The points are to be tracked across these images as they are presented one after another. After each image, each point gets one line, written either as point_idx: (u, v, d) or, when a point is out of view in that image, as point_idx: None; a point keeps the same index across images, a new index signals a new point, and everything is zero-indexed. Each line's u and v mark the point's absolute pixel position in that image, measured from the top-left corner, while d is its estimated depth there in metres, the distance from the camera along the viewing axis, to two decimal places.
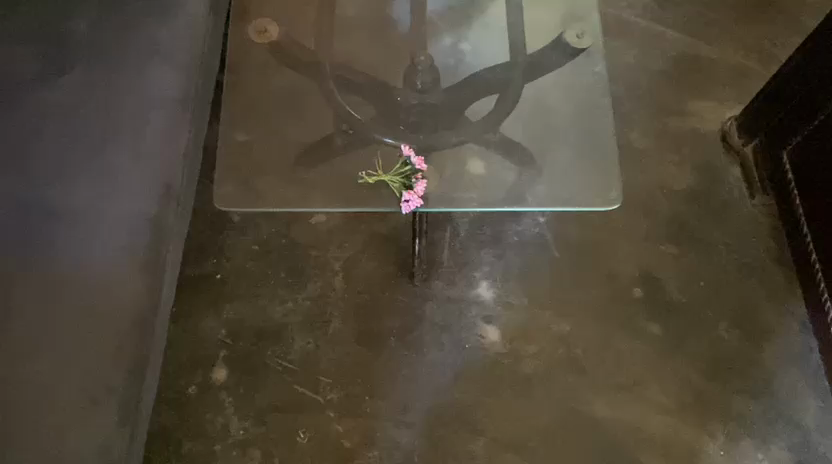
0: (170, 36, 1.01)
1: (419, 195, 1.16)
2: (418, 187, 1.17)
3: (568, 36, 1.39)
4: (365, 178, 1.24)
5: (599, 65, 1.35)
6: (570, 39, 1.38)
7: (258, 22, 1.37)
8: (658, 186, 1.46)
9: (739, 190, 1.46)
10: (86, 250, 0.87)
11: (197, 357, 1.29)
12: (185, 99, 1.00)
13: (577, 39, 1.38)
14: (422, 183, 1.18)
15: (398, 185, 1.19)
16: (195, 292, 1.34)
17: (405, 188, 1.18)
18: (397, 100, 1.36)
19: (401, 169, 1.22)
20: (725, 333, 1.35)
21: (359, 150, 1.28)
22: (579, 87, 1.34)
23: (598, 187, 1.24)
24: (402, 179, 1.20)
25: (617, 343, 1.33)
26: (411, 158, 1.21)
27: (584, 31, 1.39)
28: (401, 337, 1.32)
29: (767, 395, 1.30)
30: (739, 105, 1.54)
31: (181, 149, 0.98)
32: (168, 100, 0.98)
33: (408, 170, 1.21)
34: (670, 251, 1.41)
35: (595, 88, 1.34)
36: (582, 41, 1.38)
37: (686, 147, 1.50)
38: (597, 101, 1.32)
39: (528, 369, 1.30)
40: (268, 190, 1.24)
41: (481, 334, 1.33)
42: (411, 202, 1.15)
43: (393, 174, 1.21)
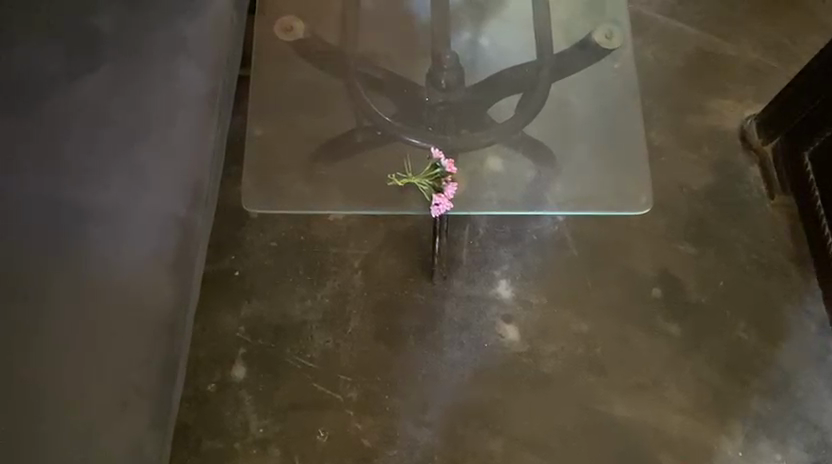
0: (196, 34, 1.00)
1: (448, 200, 1.19)
2: (447, 191, 1.19)
3: (596, 36, 1.38)
4: (394, 180, 1.25)
5: (624, 68, 1.35)
6: (599, 39, 1.38)
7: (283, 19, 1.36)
8: (677, 184, 1.45)
9: (758, 189, 1.45)
10: (115, 252, 0.86)
11: (216, 355, 1.29)
12: (213, 97, 0.99)
13: (605, 39, 1.38)
14: (451, 186, 1.21)
15: (427, 188, 1.21)
16: (214, 288, 1.33)
17: (435, 191, 1.20)
18: (425, 101, 1.34)
19: (431, 171, 1.22)
20: (743, 333, 1.34)
21: (385, 154, 1.28)
22: (605, 91, 1.34)
23: (620, 194, 1.24)
24: (431, 181, 1.21)
25: (636, 343, 1.33)
26: (440, 161, 1.22)
27: (612, 31, 1.38)
28: (420, 336, 1.31)
29: (785, 396, 1.30)
30: (759, 103, 1.52)
31: (210, 147, 0.96)
32: (196, 98, 0.97)
33: (437, 172, 1.22)
34: (689, 250, 1.40)
35: (618, 93, 1.34)
36: (612, 41, 1.38)
37: (705, 146, 1.48)
38: (626, 108, 1.32)
39: (546, 369, 1.30)
40: (287, 192, 1.25)
41: (500, 333, 1.32)
42: (441, 206, 1.18)
43: (423, 175, 1.22)
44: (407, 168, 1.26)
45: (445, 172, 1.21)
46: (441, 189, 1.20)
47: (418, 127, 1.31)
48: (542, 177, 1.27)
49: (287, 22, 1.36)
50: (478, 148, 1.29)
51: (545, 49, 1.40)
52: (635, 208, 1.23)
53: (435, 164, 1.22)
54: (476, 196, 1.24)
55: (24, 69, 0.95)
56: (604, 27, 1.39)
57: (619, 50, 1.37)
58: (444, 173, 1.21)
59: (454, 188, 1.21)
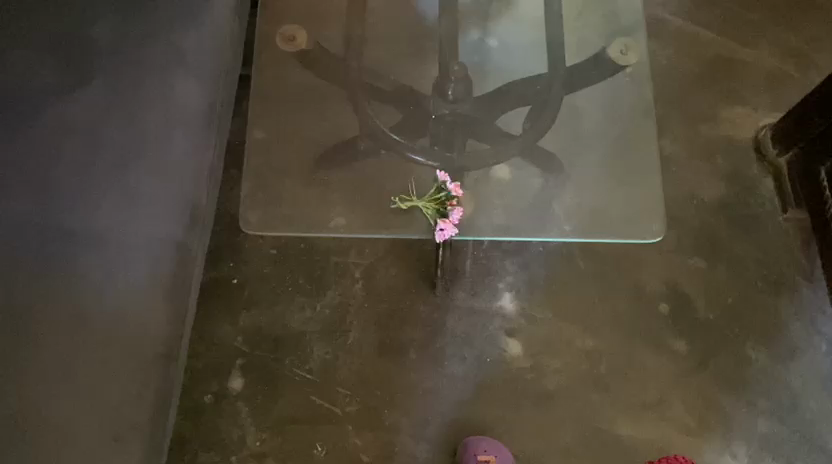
0: (196, 45, 0.96)
1: (454, 224, 1.15)
2: (453, 216, 1.15)
3: (611, 52, 1.36)
4: (398, 203, 1.25)
5: (640, 82, 1.34)
6: (613, 54, 1.36)
7: (288, 31, 1.36)
8: (688, 196, 1.41)
9: (771, 202, 1.41)
10: (111, 277, 0.83)
11: (213, 366, 1.27)
12: (210, 115, 0.96)
13: (621, 55, 1.35)
14: (456, 210, 1.16)
15: (433, 212, 1.17)
16: (213, 296, 1.31)
17: (439, 216, 1.16)
18: (432, 118, 1.31)
19: (436, 194, 1.18)
20: (752, 352, 1.32)
21: (389, 171, 1.29)
22: (617, 109, 1.33)
23: (630, 219, 1.24)
24: (436, 205, 1.17)
25: (642, 360, 1.30)
26: (446, 184, 1.17)
27: (628, 45, 1.36)
28: (421, 349, 1.29)
29: (792, 417, 1.28)
30: (774, 112, 1.48)
31: (204, 168, 0.94)
32: (193, 115, 0.94)
33: (442, 196, 1.17)
34: (698, 265, 1.37)
35: (630, 110, 1.33)
36: (627, 57, 1.35)
37: (718, 156, 1.44)
38: (642, 127, 1.31)
39: (550, 385, 1.28)
40: (292, 218, 1.26)
41: (503, 347, 1.30)
42: (447, 232, 1.14)
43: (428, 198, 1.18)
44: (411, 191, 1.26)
45: (451, 195, 1.16)
46: (446, 214, 1.16)
47: (425, 144, 1.29)
48: (547, 200, 1.27)
49: (292, 32, 1.36)
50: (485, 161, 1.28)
51: (557, 60, 1.36)
52: (646, 237, 1.22)
53: (440, 187, 1.19)
54: (480, 220, 1.23)
55: (14, 81, 0.90)
56: (618, 42, 1.37)
57: (635, 64, 1.34)
58: (450, 196, 1.17)
59: (459, 213, 1.16)
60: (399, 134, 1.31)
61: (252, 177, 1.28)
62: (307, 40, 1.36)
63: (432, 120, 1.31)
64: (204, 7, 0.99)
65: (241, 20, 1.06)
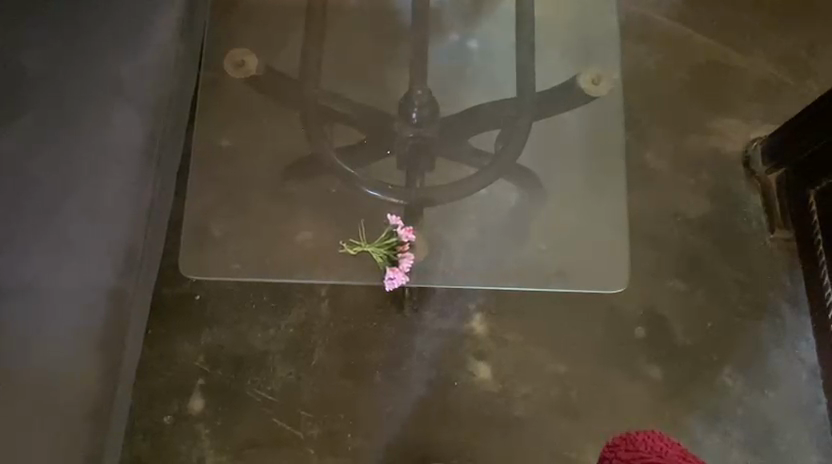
0: (135, 75, 0.91)
1: (404, 271, 1.18)
2: (402, 263, 1.19)
3: (583, 81, 1.33)
4: (346, 247, 1.26)
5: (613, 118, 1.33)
6: (584, 84, 1.33)
7: (240, 53, 1.31)
8: (672, 213, 1.35)
9: (758, 221, 1.35)
10: (38, 332, 0.80)
11: (174, 385, 1.24)
12: (151, 146, 0.90)
13: (592, 85, 1.33)
14: (406, 258, 1.20)
15: (384, 258, 1.20)
16: (173, 313, 1.27)
17: (389, 262, 1.19)
18: (386, 153, 1.30)
19: (387, 239, 1.22)
20: (729, 380, 1.27)
21: (347, 206, 1.28)
22: (591, 146, 1.32)
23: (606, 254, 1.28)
24: (387, 250, 1.20)
25: (614, 386, 1.27)
26: (397, 229, 1.21)
27: (601, 75, 1.33)
28: (387, 372, 1.25)
29: (768, 448, 1.24)
30: (767, 124, 1.41)
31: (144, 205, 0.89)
32: (132, 150, 0.89)
33: (393, 241, 1.21)
34: (678, 287, 1.32)
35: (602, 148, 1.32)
36: (599, 87, 1.34)
37: (705, 172, 1.38)
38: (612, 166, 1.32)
39: (519, 412, 1.24)
40: (253, 268, 1.24)
41: (472, 371, 1.26)
42: (396, 279, 1.17)
43: (379, 244, 1.21)
44: (360, 233, 1.26)
45: (401, 240, 1.20)
46: (396, 261, 1.19)
47: (396, 180, 1.28)
48: (518, 239, 1.28)
49: (243, 57, 1.30)
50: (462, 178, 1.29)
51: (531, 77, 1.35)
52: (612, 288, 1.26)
53: (391, 232, 1.23)
54: (449, 258, 1.25)
55: None
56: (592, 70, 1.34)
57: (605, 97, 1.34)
58: (400, 241, 1.20)
59: (409, 261, 1.20)
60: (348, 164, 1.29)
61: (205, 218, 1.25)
62: (255, 64, 1.31)
63: (385, 158, 1.29)
64: (147, 30, 0.93)
65: (190, 39, 1.00)
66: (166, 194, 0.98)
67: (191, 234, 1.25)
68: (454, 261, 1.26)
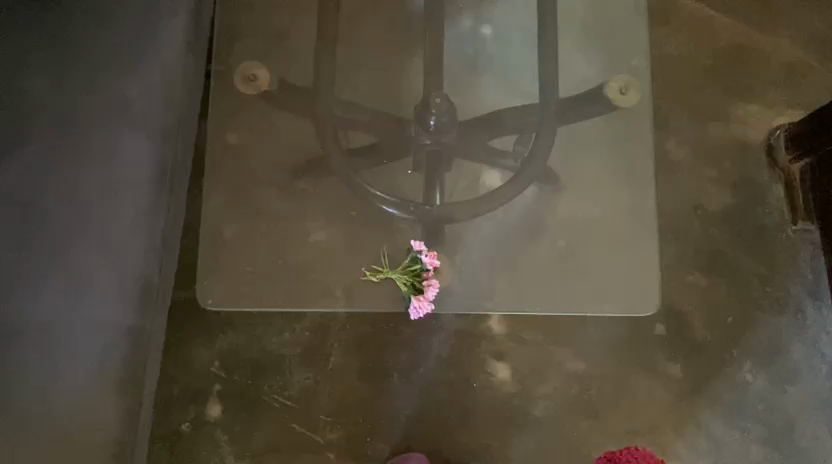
0: (140, 96, 0.88)
1: (429, 300, 1.16)
2: (428, 292, 1.17)
3: (610, 90, 1.27)
4: (368, 273, 1.21)
5: (641, 132, 1.26)
6: (612, 93, 1.27)
7: (249, 67, 1.24)
8: (692, 206, 1.32)
9: (780, 213, 1.32)
10: (53, 374, 0.78)
11: (191, 391, 1.23)
12: (163, 176, 0.89)
13: (620, 95, 1.26)
14: (432, 286, 1.17)
15: (408, 286, 1.17)
16: (188, 318, 1.25)
17: (414, 292, 1.17)
18: (408, 174, 1.23)
19: (410, 266, 1.18)
20: (750, 375, 1.26)
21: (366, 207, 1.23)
22: (616, 159, 1.26)
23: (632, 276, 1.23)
24: (411, 278, 1.17)
25: (633, 384, 1.25)
26: (422, 256, 1.17)
27: (628, 84, 1.26)
28: (405, 374, 1.24)
29: (787, 443, 1.24)
30: (790, 110, 1.36)
31: (157, 238, 0.88)
32: (142, 179, 0.87)
33: (417, 268, 1.17)
34: (698, 282, 1.29)
35: (631, 164, 1.26)
36: (628, 97, 1.26)
37: (727, 161, 1.34)
38: (643, 182, 1.26)
39: (537, 412, 1.24)
40: (262, 287, 1.21)
41: (490, 371, 1.25)
42: (422, 308, 1.16)
43: (402, 270, 1.18)
44: (383, 259, 1.21)
45: (426, 268, 1.17)
46: (421, 289, 1.17)
47: (418, 199, 1.22)
48: (544, 259, 1.23)
49: (253, 70, 1.24)
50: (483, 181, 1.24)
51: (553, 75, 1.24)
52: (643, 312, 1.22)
53: (415, 257, 1.18)
54: (464, 266, 1.21)
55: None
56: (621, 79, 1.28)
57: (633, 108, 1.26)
58: (425, 269, 1.17)
59: (435, 289, 1.17)
60: (366, 170, 1.23)
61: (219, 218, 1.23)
62: (269, 77, 1.24)
63: (407, 177, 1.23)
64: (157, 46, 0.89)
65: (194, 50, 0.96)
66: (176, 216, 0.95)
67: (204, 240, 1.22)
68: (472, 260, 1.22)
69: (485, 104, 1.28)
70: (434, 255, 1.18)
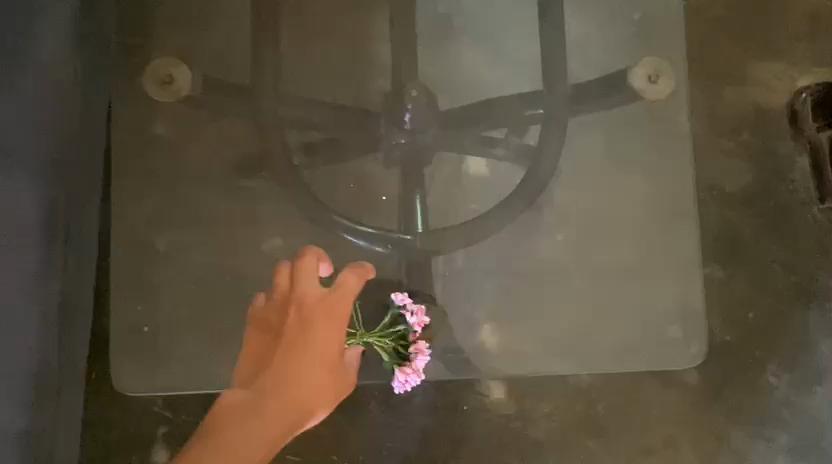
0: (12, 115, 0.65)
1: (419, 370, 0.90)
2: (416, 360, 0.90)
3: (637, 79, 0.98)
4: None
5: (671, 122, 1.01)
6: (639, 82, 0.98)
7: (166, 66, 0.95)
8: (708, 185, 1.15)
9: (806, 190, 1.15)
10: None
11: (130, 437, 1.04)
12: (53, 231, 0.68)
13: (649, 85, 0.99)
14: (422, 352, 0.90)
15: (390, 353, 0.90)
16: (118, 342, 0.98)
17: (398, 360, 0.90)
18: (382, 201, 0.97)
19: (391, 327, 0.91)
20: (774, 378, 1.11)
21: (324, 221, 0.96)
22: (636, 158, 1.01)
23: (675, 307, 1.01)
24: (395, 341, 0.90)
25: (645, 396, 1.10)
26: (406, 313, 0.91)
27: (658, 69, 0.99)
28: (385, 400, 1.07)
29: (815, 452, 1.10)
30: (815, 68, 1.18)
31: (52, 309, 0.69)
32: (28, 236, 0.66)
33: (401, 331, 0.91)
34: (715, 275, 1.13)
35: (657, 154, 1.01)
36: (659, 86, 0.99)
37: (745, 132, 1.16)
38: (672, 187, 1.01)
39: (538, 434, 1.08)
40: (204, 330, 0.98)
41: (483, 391, 1.08)
42: (409, 382, 0.90)
43: (381, 331, 0.90)
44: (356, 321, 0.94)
45: (411, 330, 0.91)
46: (407, 356, 0.90)
47: (394, 227, 0.96)
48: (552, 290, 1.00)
49: (169, 70, 0.94)
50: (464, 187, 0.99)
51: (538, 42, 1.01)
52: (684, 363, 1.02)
53: (396, 316, 0.92)
54: (449, 278, 0.99)
55: None
56: (649, 60, 0.99)
57: (666, 99, 1.00)
58: (411, 331, 0.91)
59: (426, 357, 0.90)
60: (307, 169, 0.96)
61: (147, 232, 0.97)
62: (187, 80, 0.94)
63: (382, 204, 0.97)
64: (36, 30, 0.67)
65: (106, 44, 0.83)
66: (74, 256, 0.73)
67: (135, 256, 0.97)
68: (460, 277, 1.00)
69: (471, 84, 1.00)
70: (422, 312, 0.92)
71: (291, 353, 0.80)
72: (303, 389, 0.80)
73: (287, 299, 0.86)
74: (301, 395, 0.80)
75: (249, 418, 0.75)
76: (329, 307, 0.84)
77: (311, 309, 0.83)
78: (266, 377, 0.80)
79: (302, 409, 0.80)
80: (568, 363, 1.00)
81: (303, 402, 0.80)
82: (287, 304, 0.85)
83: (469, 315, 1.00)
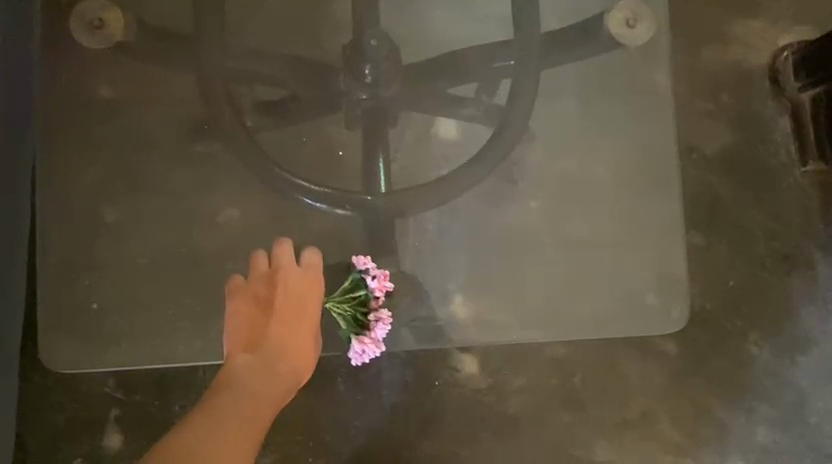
0: None
1: (377, 341, 0.86)
2: (375, 330, 0.86)
3: (613, 23, 0.93)
4: None
5: (648, 74, 0.96)
6: (616, 26, 0.93)
7: (94, 8, 0.88)
8: (686, 148, 1.10)
9: (787, 152, 1.11)
10: None
11: (81, 420, 0.98)
12: None
13: (626, 29, 0.94)
14: (382, 321, 0.86)
15: (347, 321, 0.86)
16: (62, 319, 0.91)
17: (356, 328, 0.86)
18: (338, 156, 0.91)
19: (351, 292, 0.87)
20: (755, 347, 1.08)
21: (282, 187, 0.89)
22: (615, 114, 0.95)
23: (656, 274, 0.96)
24: (353, 307, 0.86)
25: (623, 368, 1.06)
26: (367, 278, 0.87)
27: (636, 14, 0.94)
28: (352, 377, 1.02)
29: (797, 422, 1.07)
30: (796, 25, 1.13)
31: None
32: None
33: (361, 296, 0.86)
34: (695, 242, 1.09)
35: (636, 110, 0.96)
36: (636, 32, 0.94)
37: (725, 92, 1.11)
38: (652, 147, 0.96)
39: (513, 408, 1.04)
40: (155, 305, 0.92)
41: (455, 365, 1.03)
42: (365, 352, 0.86)
43: (338, 296, 0.86)
44: None
45: (371, 296, 0.86)
46: (366, 324, 0.86)
47: (356, 189, 0.91)
48: (527, 256, 0.95)
49: (99, 15, 0.88)
50: (429, 150, 0.92)
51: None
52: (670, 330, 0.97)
53: (356, 280, 0.87)
54: (417, 244, 0.93)
55: None
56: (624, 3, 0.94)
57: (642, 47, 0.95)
58: (371, 297, 0.87)
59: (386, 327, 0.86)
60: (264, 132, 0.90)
61: (94, 200, 0.90)
62: (119, 28, 0.88)
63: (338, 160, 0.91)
64: None
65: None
66: None
67: (79, 228, 0.90)
68: (428, 242, 0.94)
69: (440, 39, 0.93)
70: (385, 278, 0.87)
71: (277, 326, 0.78)
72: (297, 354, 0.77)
73: (269, 277, 0.83)
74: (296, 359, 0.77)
75: (252, 387, 0.71)
76: (310, 284, 0.83)
77: (294, 286, 0.82)
78: (263, 349, 0.76)
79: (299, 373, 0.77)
80: (543, 331, 0.95)
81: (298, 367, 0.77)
82: (271, 282, 0.82)
83: (440, 284, 0.94)
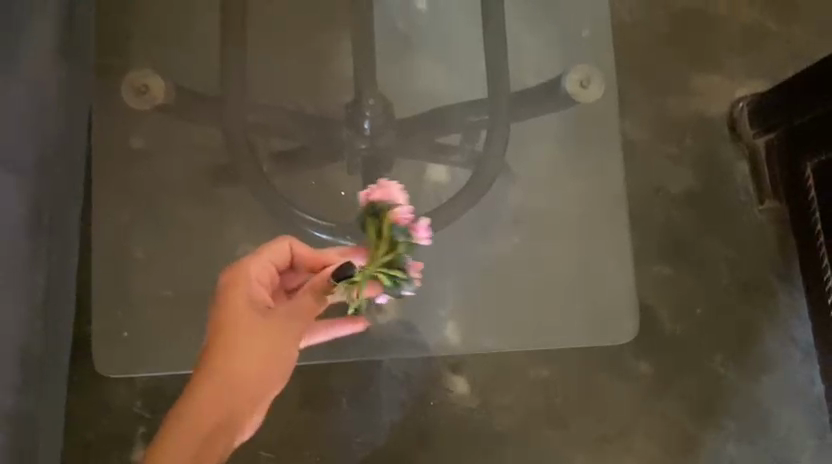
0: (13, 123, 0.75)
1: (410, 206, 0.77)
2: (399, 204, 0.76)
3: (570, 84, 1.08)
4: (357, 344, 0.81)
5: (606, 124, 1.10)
6: (572, 86, 1.08)
7: (142, 76, 1.03)
8: (654, 189, 1.23)
9: (746, 192, 1.23)
10: None
11: (109, 438, 1.08)
12: (39, 224, 0.77)
13: (580, 90, 1.08)
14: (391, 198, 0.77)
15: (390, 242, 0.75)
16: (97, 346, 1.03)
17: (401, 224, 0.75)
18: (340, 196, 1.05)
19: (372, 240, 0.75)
20: (721, 368, 1.18)
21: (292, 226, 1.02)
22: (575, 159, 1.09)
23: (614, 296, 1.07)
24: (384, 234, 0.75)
25: (601, 389, 1.16)
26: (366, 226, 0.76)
27: (589, 76, 1.08)
28: (355, 398, 1.13)
29: (762, 437, 1.17)
30: (750, 80, 1.27)
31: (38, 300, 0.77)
32: (19, 229, 0.75)
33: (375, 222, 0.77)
34: (664, 273, 1.20)
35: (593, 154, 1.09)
36: (589, 92, 1.09)
37: (688, 139, 1.24)
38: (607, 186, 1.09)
39: (499, 426, 1.14)
40: (178, 331, 1.03)
41: (447, 386, 1.14)
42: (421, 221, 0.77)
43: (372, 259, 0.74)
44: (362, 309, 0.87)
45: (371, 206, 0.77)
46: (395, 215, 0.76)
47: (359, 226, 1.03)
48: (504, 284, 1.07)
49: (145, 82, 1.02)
50: (423, 195, 1.06)
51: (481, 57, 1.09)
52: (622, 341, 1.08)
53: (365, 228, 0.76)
54: None
55: None
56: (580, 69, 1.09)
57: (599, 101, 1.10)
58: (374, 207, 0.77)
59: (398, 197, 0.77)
60: (278, 178, 1.04)
61: (128, 239, 1.03)
62: (161, 94, 1.01)
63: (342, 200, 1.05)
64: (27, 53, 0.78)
65: None
66: (62, 250, 0.83)
67: (110, 265, 1.03)
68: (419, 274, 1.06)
69: (428, 95, 1.07)
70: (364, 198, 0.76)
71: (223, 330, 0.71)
72: (234, 358, 0.71)
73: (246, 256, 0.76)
74: (234, 365, 0.71)
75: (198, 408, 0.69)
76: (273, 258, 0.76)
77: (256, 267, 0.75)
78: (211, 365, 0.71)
79: (248, 378, 0.71)
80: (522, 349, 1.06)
81: (252, 369, 0.71)
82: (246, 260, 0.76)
83: (433, 311, 1.06)
